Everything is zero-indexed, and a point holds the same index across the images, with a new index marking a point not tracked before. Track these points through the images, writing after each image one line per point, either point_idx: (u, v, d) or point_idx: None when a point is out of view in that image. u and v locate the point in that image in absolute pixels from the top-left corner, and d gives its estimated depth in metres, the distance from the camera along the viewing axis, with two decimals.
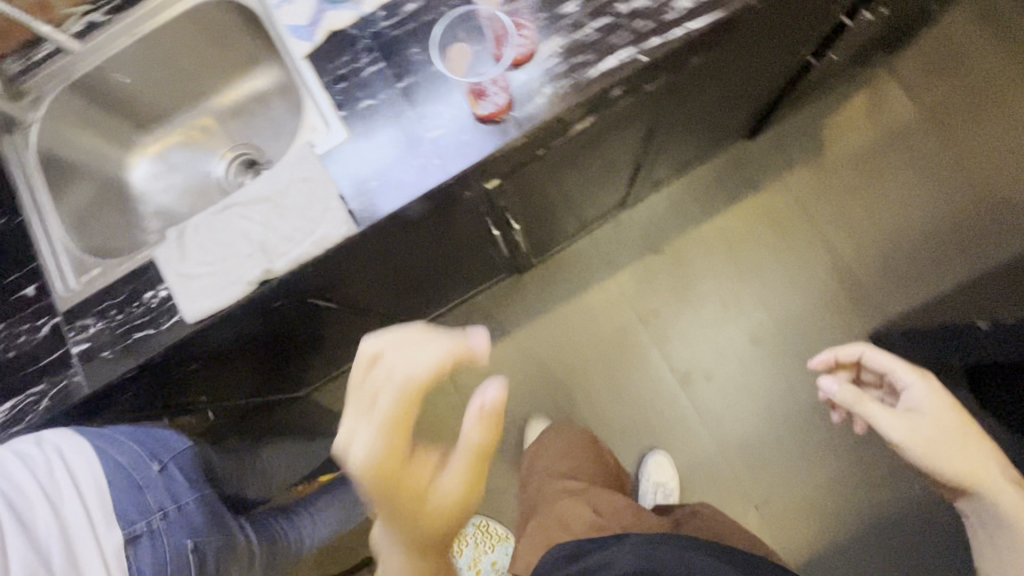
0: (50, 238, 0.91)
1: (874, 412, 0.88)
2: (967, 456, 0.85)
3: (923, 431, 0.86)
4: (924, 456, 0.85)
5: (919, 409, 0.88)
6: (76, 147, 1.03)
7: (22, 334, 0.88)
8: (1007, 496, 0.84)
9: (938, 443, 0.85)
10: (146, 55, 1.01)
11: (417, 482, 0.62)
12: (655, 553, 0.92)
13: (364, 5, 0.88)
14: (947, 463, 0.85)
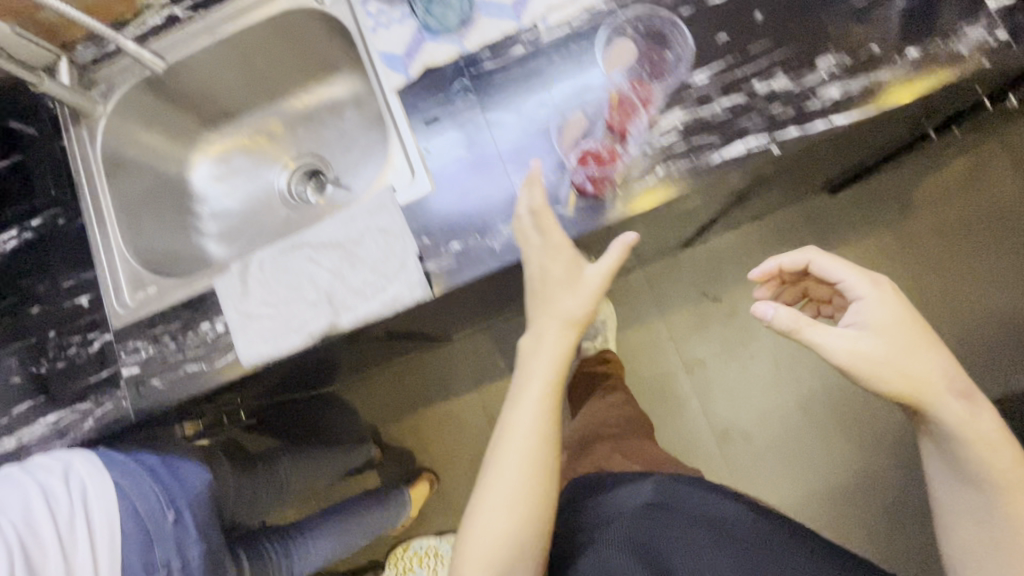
0: (108, 246, 0.87)
1: (786, 315, 0.63)
2: (917, 364, 0.63)
3: (890, 349, 0.63)
4: (856, 355, 0.63)
5: (878, 299, 0.65)
6: (141, 142, 0.98)
7: (71, 346, 0.84)
8: (955, 412, 0.63)
9: (879, 353, 0.63)
10: (223, 55, 0.94)
11: (571, 281, 0.71)
12: (666, 521, 0.78)
13: (468, 42, 0.80)
14: (908, 366, 0.63)
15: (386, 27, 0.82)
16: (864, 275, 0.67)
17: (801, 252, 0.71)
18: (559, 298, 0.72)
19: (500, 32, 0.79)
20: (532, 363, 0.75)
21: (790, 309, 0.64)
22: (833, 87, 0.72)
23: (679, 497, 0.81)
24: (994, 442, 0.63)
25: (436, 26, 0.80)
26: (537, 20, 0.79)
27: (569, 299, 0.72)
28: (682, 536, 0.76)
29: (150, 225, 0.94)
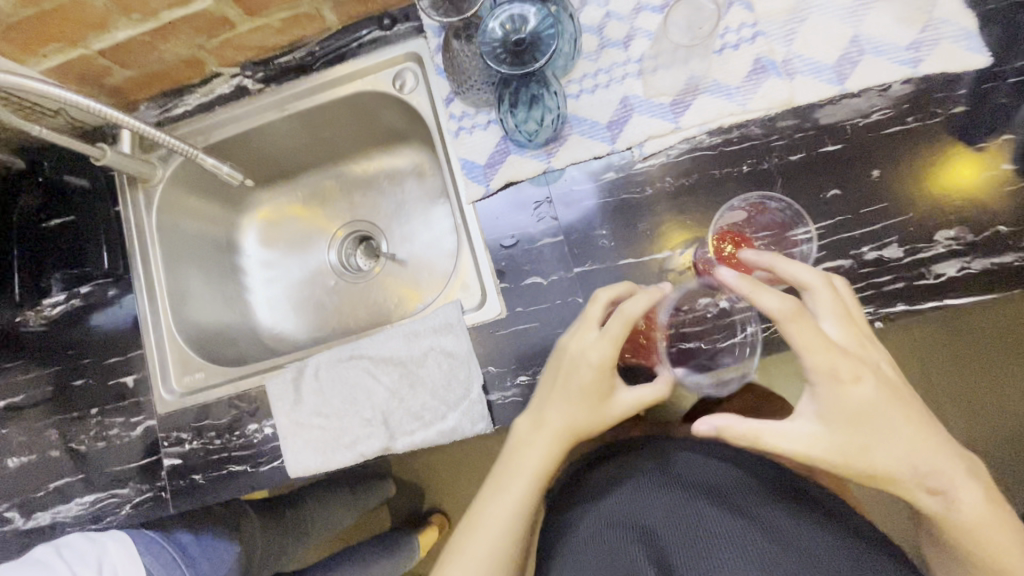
0: (159, 324, 0.85)
1: (731, 425, 0.56)
2: (877, 460, 0.52)
3: (824, 437, 0.53)
4: (808, 456, 0.53)
5: (839, 385, 0.52)
6: (193, 207, 0.94)
7: (114, 428, 0.82)
8: (944, 498, 0.53)
9: (842, 454, 0.52)
10: (288, 129, 0.90)
11: (599, 401, 0.61)
12: (697, 463, 0.65)
13: (556, 159, 0.74)
14: (882, 444, 0.52)
15: (470, 132, 0.77)
16: (837, 344, 0.52)
17: (805, 270, 0.56)
18: (582, 409, 0.61)
19: (591, 153, 0.74)
20: (538, 436, 0.62)
21: (734, 418, 0.56)
22: (951, 264, 0.66)
23: (690, 472, 0.63)
24: (983, 527, 0.52)
25: (522, 139, 0.74)
26: (633, 144, 0.73)
27: (588, 417, 0.61)
28: (707, 538, 0.54)
29: (201, 296, 0.92)
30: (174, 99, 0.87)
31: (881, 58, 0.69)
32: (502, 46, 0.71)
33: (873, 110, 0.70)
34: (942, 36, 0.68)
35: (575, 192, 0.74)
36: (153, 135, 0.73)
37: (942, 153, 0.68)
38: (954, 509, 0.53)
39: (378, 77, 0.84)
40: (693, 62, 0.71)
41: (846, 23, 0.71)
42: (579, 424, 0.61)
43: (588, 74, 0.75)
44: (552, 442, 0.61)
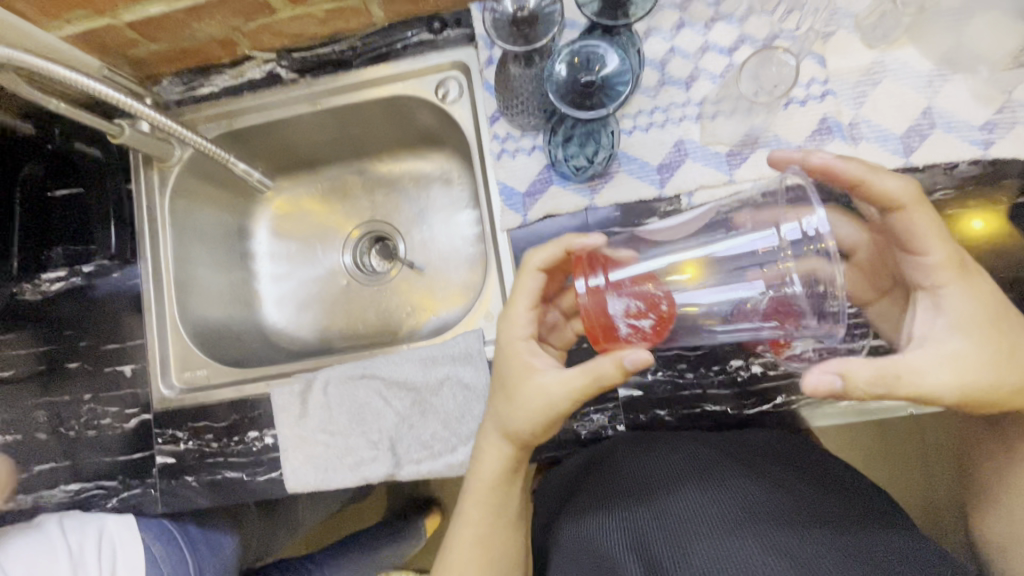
0: (162, 314, 0.82)
1: (866, 379, 0.51)
2: (1012, 370, 0.53)
3: (968, 354, 0.52)
4: (955, 382, 0.52)
5: (961, 290, 0.54)
6: (207, 192, 0.90)
7: (106, 417, 0.78)
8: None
9: (983, 373, 0.53)
10: (317, 123, 0.86)
11: (516, 380, 0.60)
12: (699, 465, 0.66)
13: (599, 197, 0.71)
14: (1019, 346, 0.54)
15: (512, 156, 0.73)
16: (949, 257, 0.54)
17: (896, 184, 0.53)
18: (509, 395, 0.60)
19: (637, 194, 0.70)
20: (488, 449, 0.62)
21: (868, 369, 0.51)
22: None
23: (689, 467, 0.66)
24: None
25: (568, 171, 0.70)
26: (683, 192, 0.70)
27: (512, 405, 0.59)
28: (693, 547, 0.59)
29: (210, 287, 0.89)
30: (201, 77, 0.83)
31: (951, 135, 0.66)
32: (568, 88, 0.65)
33: (937, 188, 0.66)
34: (1018, 120, 0.65)
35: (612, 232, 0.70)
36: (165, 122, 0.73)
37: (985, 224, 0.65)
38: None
39: (420, 82, 0.79)
40: (756, 114, 0.68)
41: (920, 92, 0.67)
42: (506, 415, 0.60)
43: (644, 110, 0.72)
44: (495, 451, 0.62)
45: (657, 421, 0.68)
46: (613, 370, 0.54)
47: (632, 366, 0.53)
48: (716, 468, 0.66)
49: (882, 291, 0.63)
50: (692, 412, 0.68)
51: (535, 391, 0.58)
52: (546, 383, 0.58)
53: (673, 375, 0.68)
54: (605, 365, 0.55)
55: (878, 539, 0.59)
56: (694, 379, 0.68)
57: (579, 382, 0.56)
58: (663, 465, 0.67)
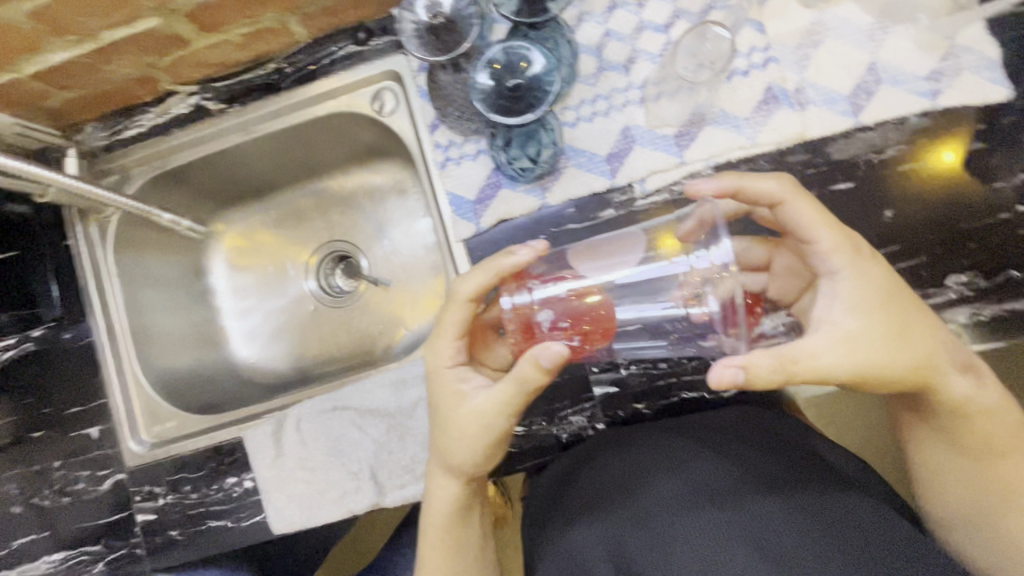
0: (121, 372, 0.80)
1: (762, 368, 0.48)
2: (908, 350, 0.51)
3: (860, 334, 0.50)
4: (849, 363, 0.49)
5: (854, 275, 0.51)
6: (153, 237, 0.87)
7: (80, 481, 0.76)
8: (965, 385, 0.54)
9: (879, 353, 0.50)
10: (256, 151, 0.82)
11: (449, 407, 0.58)
12: (666, 467, 0.63)
13: (551, 194, 0.69)
14: (913, 326, 0.51)
15: (457, 164, 0.71)
16: (839, 242, 0.52)
17: (771, 184, 0.53)
18: (443, 423, 0.59)
19: (588, 187, 0.68)
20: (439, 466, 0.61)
21: (763, 357, 0.48)
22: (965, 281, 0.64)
23: (662, 461, 0.64)
24: (996, 410, 0.55)
25: (514, 173, 0.68)
26: (634, 179, 0.68)
27: (449, 434, 0.58)
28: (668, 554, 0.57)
29: (172, 333, 0.87)
30: (126, 119, 0.79)
31: (899, 89, 0.65)
32: (493, 93, 0.64)
33: (889, 145, 0.65)
34: (963, 65, 0.64)
35: (564, 227, 0.69)
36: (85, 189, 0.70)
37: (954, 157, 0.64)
38: (980, 386, 0.54)
39: (356, 96, 0.76)
40: (699, 92, 0.66)
41: (863, 48, 0.66)
42: (445, 444, 0.59)
43: (586, 100, 0.69)
44: (442, 472, 0.61)
45: (636, 415, 0.69)
46: (534, 372, 0.52)
47: (549, 364, 0.51)
48: (688, 455, 0.64)
49: (804, 285, 0.61)
50: (669, 400, 0.68)
51: (468, 414, 0.57)
52: (478, 405, 0.56)
53: (647, 367, 0.67)
54: (525, 370, 0.53)
55: (859, 515, 0.56)
56: (668, 369, 0.67)
57: (508, 395, 0.55)
58: (639, 460, 0.65)
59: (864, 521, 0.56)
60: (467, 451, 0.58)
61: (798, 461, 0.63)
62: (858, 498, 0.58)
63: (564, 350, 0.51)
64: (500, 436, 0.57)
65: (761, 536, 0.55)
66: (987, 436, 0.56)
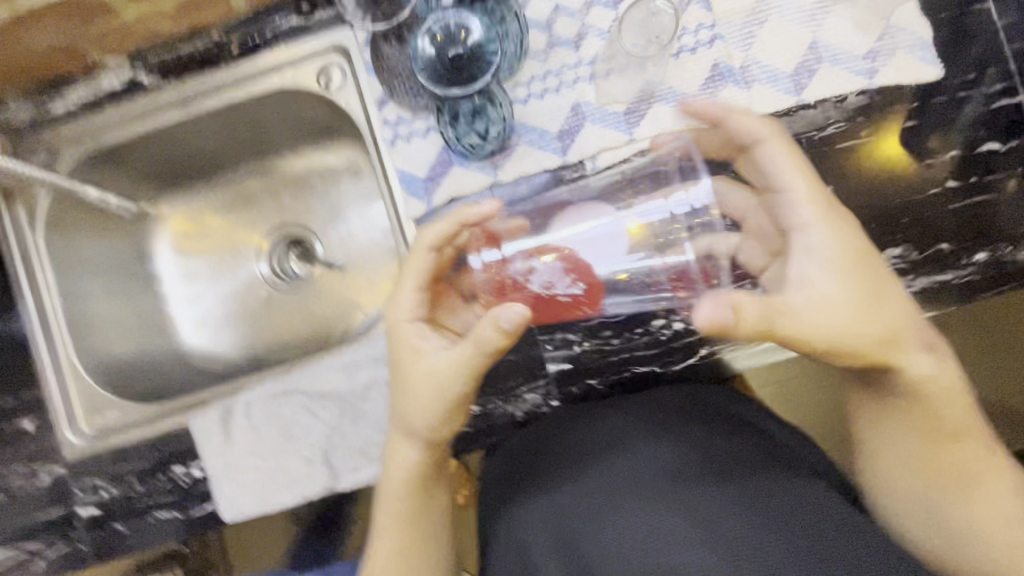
0: (58, 363, 0.76)
1: (753, 320, 0.51)
2: (879, 316, 0.54)
3: (838, 291, 0.53)
4: (829, 326, 0.52)
5: (826, 225, 0.55)
6: (88, 222, 0.82)
7: (15, 477, 0.72)
8: (924, 366, 0.56)
9: (853, 318, 0.53)
10: (199, 129, 0.79)
11: (408, 368, 0.60)
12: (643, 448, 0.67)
13: (503, 172, 0.68)
14: (886, 298, 0.55)
15: (406, 141, 0.70)
16: (811, 185, 0.56)
17: (751, 125, 0.58)
18: (401, 393, 0.60)
19: (540, 165, 0.68)
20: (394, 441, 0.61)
21: (750, 304, 0.51)
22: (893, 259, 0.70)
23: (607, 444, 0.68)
24: (953, 389, 0.57)
25: (464, 150, 0.68)
26: (586, 157, 0.68)
27: (410, 397, 0.59)
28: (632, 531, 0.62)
29: (113, 319, 0.83)
30: (54, 93, 0.75)
31: (838, 67, 0.66)
32: (436, 63, 0.65)
33: (830, 123, 0.67)
34: (898, 45, 0.66)
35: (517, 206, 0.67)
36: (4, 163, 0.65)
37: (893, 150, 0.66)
38: (941, 365, 0.57)
39: (299, 71, 0.73)
40: (648, 66, 0.67)
41: (804, 27, 0.67)
42: (404, 408, 0.60)
43: (536, 76, 0.69)
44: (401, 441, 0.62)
45: (589, 390, 0.70)
46: (493, 335, 0.54)
47: (510, 327, 0.53)
48: (655, 433, 0.68)
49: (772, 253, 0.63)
50: (621, 374, 0.69)
51: (426, 375, 0.58)
52: (433, 364, 0.58)
53: (599, 343, 0.67)
54: (484, 334, 0.55)
55: (788, 497, 0.61)
56: (620, 344, 0.67)
57: (465, 355, 0.57)
58: (609, 434, 0.69)
59: (788, 500, 0.61)
60: (425, 415, 0.59)
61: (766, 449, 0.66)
62: (800, 479, 0.63)
63: (524, 313, 0.53)
64: (457, 401, 0.59)
65: (694, 515, 0.61)
66: (932, 395, 0.57)
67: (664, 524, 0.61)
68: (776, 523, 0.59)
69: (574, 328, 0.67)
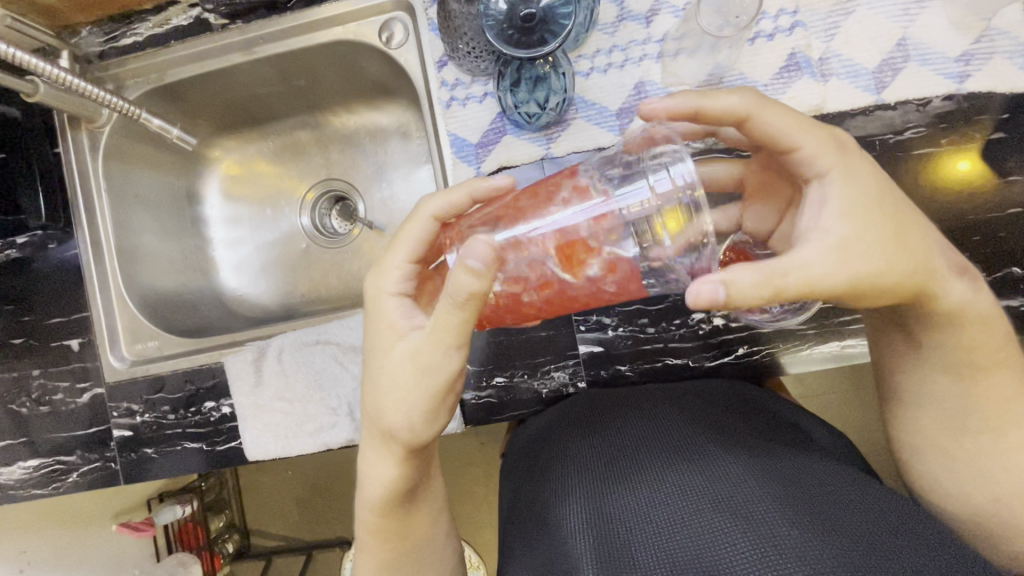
0: (106, 288, 0.79)
1: (745, 286, 0.42)
2: (904, 255, 0.45)
3: (855, 241, 0.44)
4: (847, 270, 0.44)
5: (845, 178, 0.46)
6: (145, 155, 0.85)
7: (58, 392, 0.76)
8: (959, 293, 0.49)
9: (877, 260, 0.44)
10: (256, 73, 0.80)
11: (384, 350, 0.52)
12: (670, 443, 0.61)
13: (556, 146, 0.67)
14: (909, 222, 0.46)
15: (462, 104, 0.69)
16: (821, 143, 0.48)
17: (733, 98, 0.49)
18: (374, 377, 0.53)
19: (596, 142, 0.66)
20: None
21: (757, 278, 0.42)
22: None
23: (653, 438, 0.63)
24: None
25: (521, 119, 0.66)
26: None
27: (382, 380, 0.52)
28: (658, 525, 0.52)
29: (159, 254, 0.86)
30: (124, 25, 0.77)
31: (926, 68, 0.62)
32: (508, 22, 0.62)
33: (909, 127, 0.63)
34: (996, 49, 0.61)
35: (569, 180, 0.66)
36: (79, 83, 0.67)
37: (971, 167, 0.62)
38: (975, 292, 0.50)
39: (363, 25, 0.74)
40: (720, 50, 0.64)
41: (895, 22, 0.63)
42: (377, 400, 0.53)
43: (602, 50, 0.67)
44: (374, 436, 0.55)
45: (618, 376, 0.70)
46: (466, 282, 0.43)
47: (480, 264, 0.42)
48: (686, 429, 0.62)
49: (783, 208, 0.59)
50: (653, 364, 0.70)
51: (402, 356, 0.51)
52: (413, 347, 0.50)
53: (634, 330, 0.69)
54: (456, 279, 0.43)
55: (848, 496, 0.53)
56: (654, 333, 0.69)
57: (439, 326, 0.47)
58: (634, 433, 0.64)
59: (857, 509, 0.51)
60: (402, 407, 0.51)
61: (804, 457, 0.58)
62: (866, 489, 0.54)
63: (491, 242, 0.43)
64: (442, 386, 0.50)
65: (742, 508, 0.50)
66: (999, 399, 0.52)
67: (707, 512, 0.51)
68: (840, 530, 0.47)
69: (610, 313, 0.70)
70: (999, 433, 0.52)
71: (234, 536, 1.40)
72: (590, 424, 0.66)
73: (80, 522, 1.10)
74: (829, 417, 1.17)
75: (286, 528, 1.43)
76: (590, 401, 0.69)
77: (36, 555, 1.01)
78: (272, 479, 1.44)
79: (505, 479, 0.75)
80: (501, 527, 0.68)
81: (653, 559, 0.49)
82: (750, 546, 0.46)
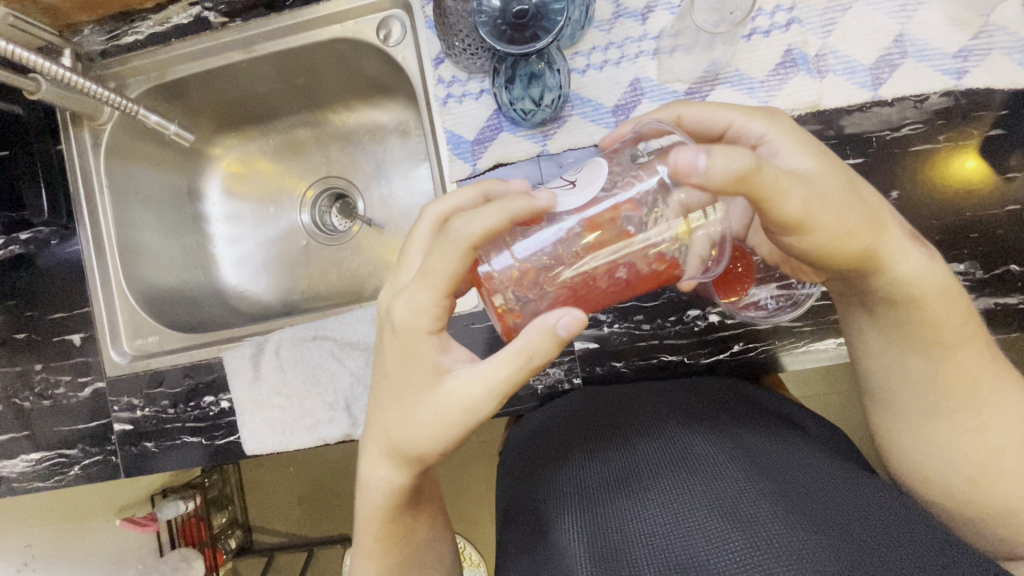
0: (108, 284, 0.80)
1: (724, 168, 0.40)
2: (858, 199, 0.45)
3: (817, 173, 0.45)
4: (815, 197, 0.43)
5: (786, 131, 0.48)
6: (146, 152, 0.86)
7: (60, 386, 0.77)
8: (912, 260, 0.48)
9: (835, 196, 0.44)
10: (256, 71, 0.80)
11: (424, 386, 0.49)
12: (669, 444, 0.60)
13: (552, 142, 0.67)
14: (856, 178, 0.47)
15: (459, 102, 0.69)
16: (750, 113, 0.51)
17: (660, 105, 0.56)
18: (408, 411, 0.49)
19: (591, 139, 0.67)
20: None
21: (738, 154, 0.39)
22: None
23: (649, 437, 0.62)
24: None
25: (516, 117, 0.66)
26: None
27: (417, 413, 0.49)
28: (656, 527, 0.51)
29: (159, 250, 0.86)
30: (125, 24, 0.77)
31: (923, 64, 0.62)
32: (502, 19, 0.62)
33: (906, 124, 0.62)
34: (994, 46, 0.61)
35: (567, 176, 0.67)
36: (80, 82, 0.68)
37: (975, 167, 0.62)
38: (931, 263, 0.49)
39: (361, 22, 0.74)
40: (716, 47, 0.64)
41: (893, 18, 0.63)
42: (403, 431, 0.50)
43: (598, 47, 0.67)
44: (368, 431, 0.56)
45: (614, 373, 0.71)
46: (547, 344, 0.46)
47: (567, 334, 0.46)
48: (683, 428, 0.62)
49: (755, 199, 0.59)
50: (649, 361, 0.70)
51: (448, 396, 0.48)
52: (459, 383, 0.48)
53: (629, 326, 0.70)
54: (535, 338, 0.46)
55: (846, 496, 0.52)
56: (650, 330, 0.69)
57: (503, 374, 0.47)
58: (632, 431, 0.64)
59: (852, 509, 0.50)
60: (434, 438, 0.49)
61: (801, 457, 0.58)
62: (866, 488, 0.54)
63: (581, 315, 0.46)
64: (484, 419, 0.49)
65: (737, 509, 0.49)
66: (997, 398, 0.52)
67: (704, 513, 0.50)
68: (834, 531, 0.47)
69: (606, 310, 0.70)
70: (1001, 434, 0.52)
71: (236, 532, 1.41)
72: (589, 423, 0.66)
73: (84, 517, 1.11)
74: (831, 418, 1.16)
75: (288, 525, 1.44)
76: (587, 400, 0.69)
77: (39, 549, 1.02)
78: (274, 476, 1.45)
79: (503, 476, 0.74)
80: (498, 526, 0.67)
81: (646, 559, 0.49)
82: (744, 548, 0.45)
